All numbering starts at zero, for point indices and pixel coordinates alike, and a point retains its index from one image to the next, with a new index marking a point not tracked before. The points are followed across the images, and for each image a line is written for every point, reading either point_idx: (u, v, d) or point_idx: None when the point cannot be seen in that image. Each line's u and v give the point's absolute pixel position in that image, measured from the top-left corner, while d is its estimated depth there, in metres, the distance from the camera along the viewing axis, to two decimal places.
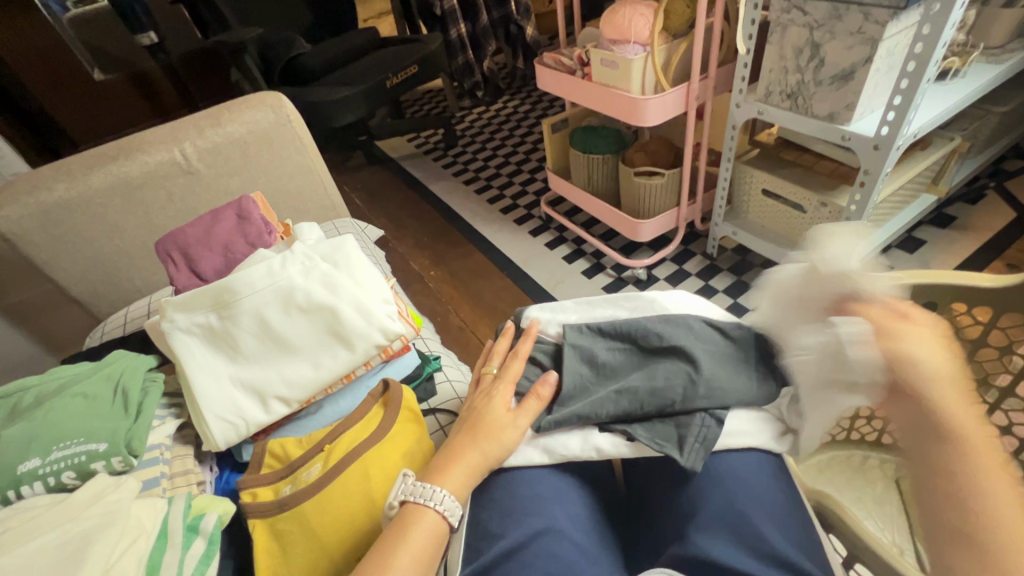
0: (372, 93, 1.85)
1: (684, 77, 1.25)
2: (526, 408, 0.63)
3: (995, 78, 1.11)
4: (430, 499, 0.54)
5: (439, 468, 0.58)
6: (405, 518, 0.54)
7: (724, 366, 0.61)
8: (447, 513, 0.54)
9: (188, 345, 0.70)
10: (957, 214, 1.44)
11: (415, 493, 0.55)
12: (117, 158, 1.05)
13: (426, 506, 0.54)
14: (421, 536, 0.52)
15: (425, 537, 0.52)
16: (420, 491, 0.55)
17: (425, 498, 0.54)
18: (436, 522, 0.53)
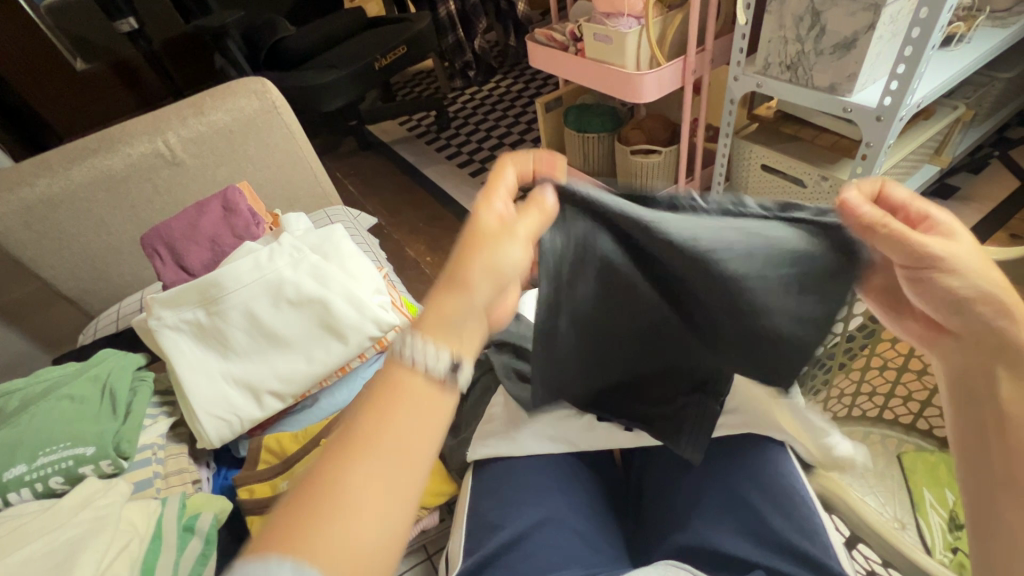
0: (360, 76, 1.81)
1: (680, 51, 1.21)
2: (528, 214, 0.45)
3: (1002, 43, 1.07)
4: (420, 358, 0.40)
5: (428, 316, 0.42)
6: (384, 380, 0.40)
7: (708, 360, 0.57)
8: (436, 370, 0.40)
9: (177, 343, 0.69)
10: (959, 185, 1.42)
11: (398, 347, 0.40)
12: (100, 150, 1.03)
13: (420, 369, 0.40)
14: (408, 407, 0.39)
15: (417, 412, 0.39)
16: (405, 343, 0.40)
17: (416, 357, 0.40)
18: (427, 387, 0.40)
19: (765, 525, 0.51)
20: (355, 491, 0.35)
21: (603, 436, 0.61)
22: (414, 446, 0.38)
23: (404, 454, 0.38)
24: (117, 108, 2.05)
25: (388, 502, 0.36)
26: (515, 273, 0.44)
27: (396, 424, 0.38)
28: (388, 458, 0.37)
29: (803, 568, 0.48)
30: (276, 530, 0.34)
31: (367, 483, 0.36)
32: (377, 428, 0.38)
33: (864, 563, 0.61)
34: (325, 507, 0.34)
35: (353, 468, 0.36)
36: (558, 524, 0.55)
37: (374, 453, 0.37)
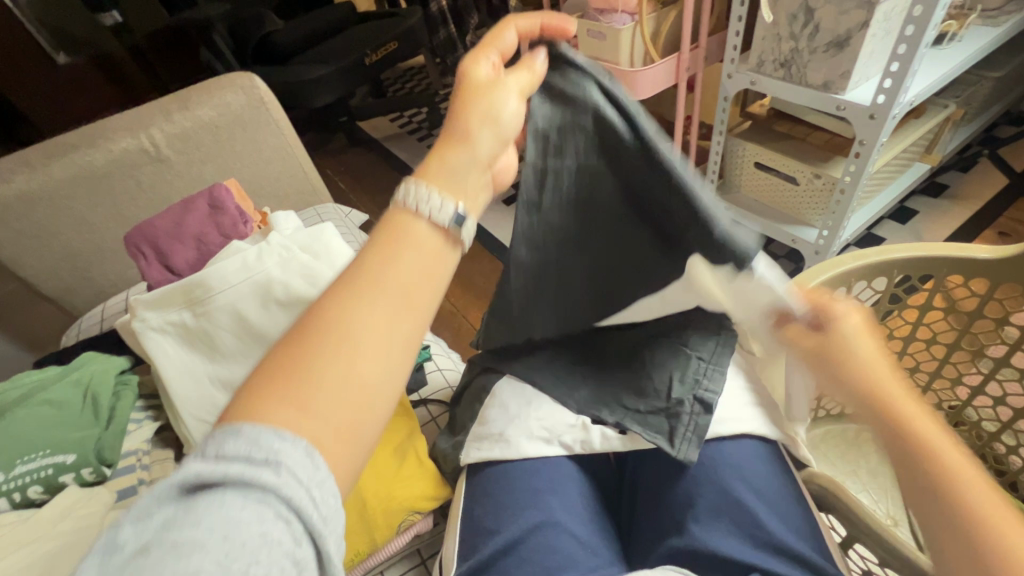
0: (350, 72, 1.78)
1: (673, 47, 1.20)
2: (519, 71, 0.47)
3: (992, 42, 1.08)
4: (424, 204, 0.38)
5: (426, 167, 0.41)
6: (389, 224, 0.39)
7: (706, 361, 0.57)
8: (443, 218, 0.38)
9: (161, 345, 0.68)
10: (949, 183, 1.43)
11: (404, 198, 0.38)
12: (81, 146, 1.00)
13: (424, 216, 0.38)
14: (411, 256, 0.37)
15: (417, 262, 0.37)
16: (411, 194, 0.39)
17: (420, 206, 0.38)
18: (427, 234, 0.38)
19: (761, 527, 0.51)
20: (353, 339, 0.33)
21: (598, 437, 0.60)
22: (417, 296, 0.36)
23: (406, 310, 0.35)
24: (101, 103, 2.01)
25: (387, 351, 0.34)
26: (509, 127, 0.46)
27: (400, 271, 0.36)
28: (388, 307, 0.35)
29: (796, 568, 0.48)
30: (267, 375, 0.32)
31: (366, 331, 0.34)
32: (378, 274, 0.35)
33: (860, 563, 0.60)
34: (319, 353, 0.33)
35: (348, 317, 0.34)
36: (552, 528, 0.54)
37: (375, 299, 0.35)
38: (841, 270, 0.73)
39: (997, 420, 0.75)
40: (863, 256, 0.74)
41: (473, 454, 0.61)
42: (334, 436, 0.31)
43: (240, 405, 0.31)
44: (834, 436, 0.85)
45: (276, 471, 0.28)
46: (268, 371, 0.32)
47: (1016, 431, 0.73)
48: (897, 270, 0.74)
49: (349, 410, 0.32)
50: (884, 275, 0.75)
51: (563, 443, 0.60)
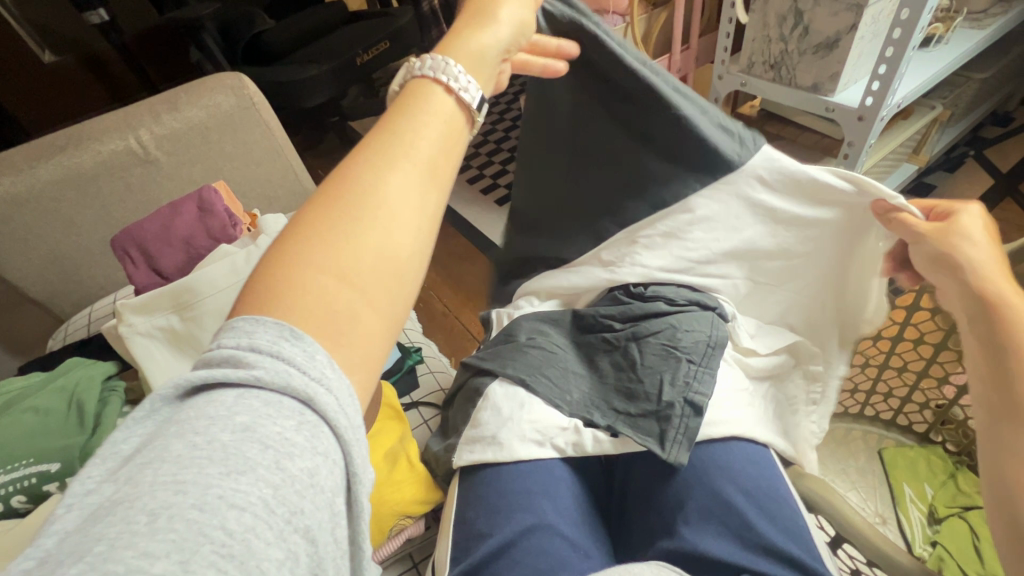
0: (341, 72, 1.77)
1: (665, 49, 1.21)
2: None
3: (978, 44, 1.09)
4: (444, 73, 0.38)
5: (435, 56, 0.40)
6: (409, 99, 0.37)
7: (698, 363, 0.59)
8: (466, 97, 0.38)
9: (149, 350, 0.67)
10: (936, 183, 1.44)
11: (423, 68, 0.38)
12: (67, 148, 0.98)
13: (442, 92, 0.38)
14: (433, 131, 0.36)
15: (439, 127, 0.37)
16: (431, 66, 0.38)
17: (441, 74, 0.38)
18: (446, 103, 0.38)
19: (750, 528, 0.51)
20: (388, 209, 0.32)
21: (590, 441, 0.59)
22: (441, 173, 0.36)
23: (428, 185, 0.35)
24: (88, 103, 1.98)
25: (416, 226, 0.33)
26: (521, 35, 0.45)
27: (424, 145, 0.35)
28: (417, 181, 0.34)
29: (784, 568, 0.49)
30: (296, 247, 0.30)
31: (397, 202, 0.33)
32: (405, 146, 0.34)
33: (849, 562, 0.61)
34: (350, 225, 0.31)
35: (379, 189, 0.32)
36: (545, 531, 0.54)
37: (403, 170, 0.34)
38: None
39: None
40: None
41: (468, 457, 0.61)
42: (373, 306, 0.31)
43: (265, 285, 0.29)
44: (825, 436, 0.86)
45: (324, 386, 0.26)
46: (294, 241, 0.31)
47: None
48: None
49: (382, 276, 0.31)
50: None
51: (555, 446, 0.60)
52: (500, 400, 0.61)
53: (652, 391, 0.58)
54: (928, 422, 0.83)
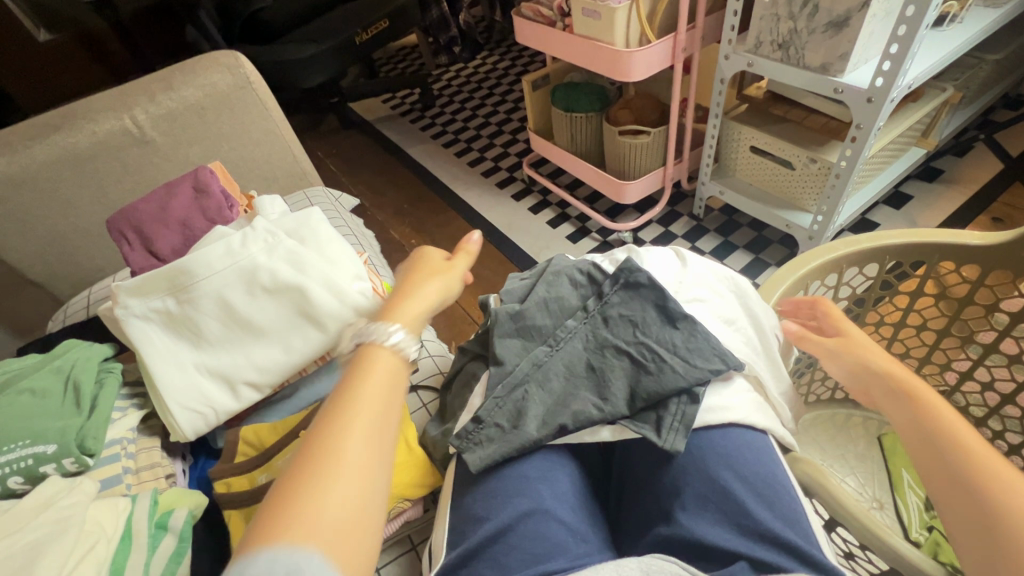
0: (340, 51, 1.74)
1: (670, 28, 1.18)
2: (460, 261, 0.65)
3: (993, 23, 1.06)
4: (383, 338, 0.49)
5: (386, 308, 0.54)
6: (363, 356, 0.49)
7: (704, 342, 0.59)
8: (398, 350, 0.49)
9: (145, 332, 0.66)
10: (944, 168, 1.42)
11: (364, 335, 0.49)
12: (61, 128, 0.97)
13: (381, 347, 0.49)
14: (380, 378, 0.47)
15: (380, 376, 0.47)
16: (366, 332, 0.50)
17: (377, 338, 0.49)
18: (388, 359, 0.49)
19: (747, 515, 0.51)
20: (348, 460, 0.41)
21: (587, 432, 0.59)
22: (390, 420, 0.45)
23: (381, 431, 0.44)
24: (84, 83, 1.95)
25: (375, 466, 0.42)
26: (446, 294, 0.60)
27: (377, 397, 0.45)
28: (366, 430, 0.43)
29: (783, 555, 0.48)
30: (264, 520, 0.38)
31: (351, 458, 0.41)
32: (355, 403, 0.44)
33: (843, 545, 0.62)
34: (316, 483, 0.39)
35: (334, 450, 0.41)
36: (541, 517, 0.54)
37: (357, 422, 0.43)
38: (834, 255, 0.73)
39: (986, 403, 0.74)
40: (855, 242, 0.73)
41: (472, 458, 0.58)
42: (341, 558, 0.37)
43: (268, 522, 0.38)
44: (825, 421, 0.85)
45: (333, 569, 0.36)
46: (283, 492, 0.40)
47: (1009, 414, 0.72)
48: (889, 255, 0.74)
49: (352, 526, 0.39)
50: (877, 261, 0.75)
51: (554, 439, 0.59)
52: (498, 404, 0.60)
53: (659, 385, 0.57)
54: None
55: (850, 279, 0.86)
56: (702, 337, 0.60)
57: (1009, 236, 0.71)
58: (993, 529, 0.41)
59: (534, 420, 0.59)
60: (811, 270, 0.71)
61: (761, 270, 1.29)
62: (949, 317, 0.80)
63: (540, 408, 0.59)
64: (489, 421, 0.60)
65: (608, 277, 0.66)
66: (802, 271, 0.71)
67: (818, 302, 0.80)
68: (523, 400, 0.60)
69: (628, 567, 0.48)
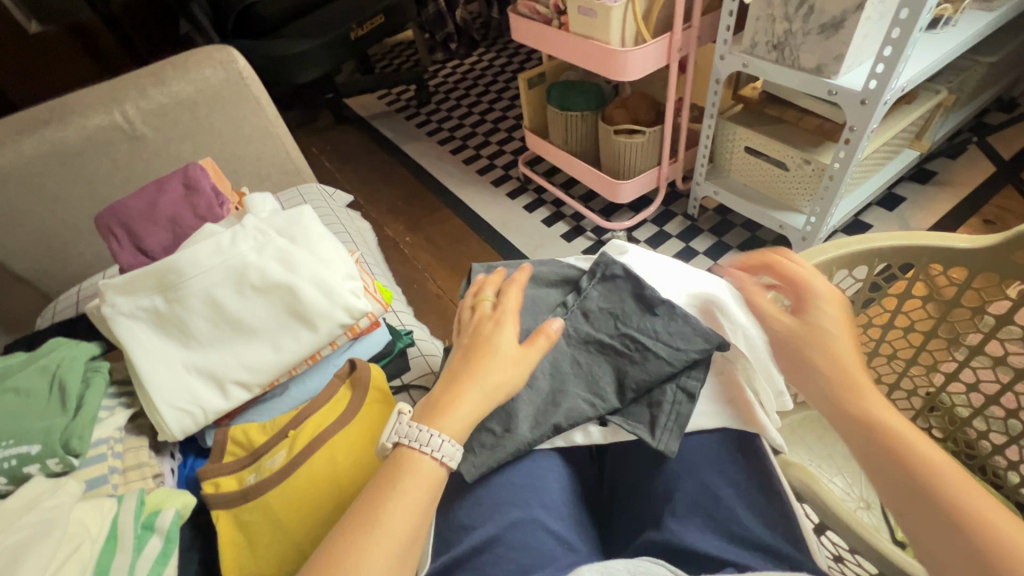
0: (335, 47, 1.73)
1: (666, 26, 1.17)
2: (534, 341, 0.57)
3: (987, 26, 1.06)
4: (427, 444, 0.48)
5: (442, 406, 0.50)
6: (398, 464, 0.48)
7: (685, 324, 0.59)
8: (443, 457, 0.48)
9: (133, 331, 0.66)
10: (937, 170, 1.43)
11: (410, 438, 0.48)
12: (49, 122, 0.96)
13: (423, 452, 0.48)
14: (414, 488, 0.46)
15: (418, 484, 0.47)
16: (415, 436, 0.48)
17: (421, 445, 0.48)
18: (432, 468, 0.48)
19: (737, 522, 0.51)
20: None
21: (579, 432, 0.60)
22: (415, 543, 0.44)
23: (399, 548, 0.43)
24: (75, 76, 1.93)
25: None
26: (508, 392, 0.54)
27: (410, 515, 0.45)
28: (384, 548, 0.42)
29: (770, 562, 0.49)
30: None
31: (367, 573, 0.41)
32: (383, 525, 0.43)
33: (832, 549, 0.62)
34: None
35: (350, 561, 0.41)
36: (531, 525, 0.54)
37: (378, 541, 0.43)
38: (822, 258, 0.73)
39: (970, 406, 0.80)
40: (844, 245, 0.73)
41: (465, 467, 0.58)
42: None
43: None
44: (813, 422, 0.83)
45: None
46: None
47: (986, 416, 0.78)
48: (878, 258, 0.74)
49: None
50: (866, 264, 0.75)
51: (548, 439, 0.59)
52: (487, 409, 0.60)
53: (645, 376, 0.58)
54: (916, 409, 0.86)
55: (841, 281, 0.86)
56: (683, 319, 0.60)
57: (995, 239, 0.71)
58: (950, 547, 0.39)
59: (525, 422, 0.59)
60: None
61: None
62: (936, 319, 0.80)
63: (530, 409, 0.59)
64: (481, 427, 0.59)
65: (585, 274, 0.68)
66: None
67: None
68: (512, 401, 0.60)
69: (616, 567, 0.48)
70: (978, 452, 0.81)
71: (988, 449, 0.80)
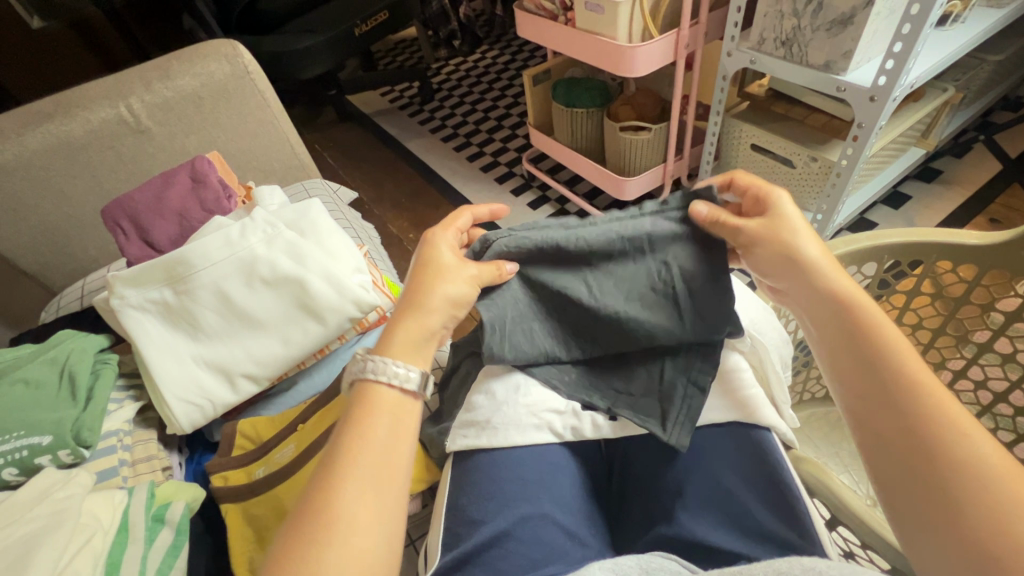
0: (339, 43, 1.72)
1: (673, 23, 1.17)
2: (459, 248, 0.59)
3: (996, 24, 1.06)
4: (386, 373, 0.48)
5: (393, 331, 0.52)
6: (361, 399, 0.48)
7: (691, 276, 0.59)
8: (407, 384, 0.49)
9: (141, 323, 0.65)
10: (943, 168, 1.42)
11: (368, 372, 0.48)
12: (54, 116, 0.95)
13: (384, 382, 0.48)
14: (384, 419, 0.47)
15: (388, 414, 0.47)
16: (375, 367, 0.49)
17: (380, 376, 0.48)
18: (397, 395, 0.48)
19: (748, 517, 0.51)
20: (341, 512, 0.40)
21: (589, 427, 0.60)
22: (394, 463, 0.44)
23: (382, 484, 0.43)
24: (77, 71, 1.92)
25: (381, 518, 0.42)
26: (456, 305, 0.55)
27: (379, 446, 0.45)
28: (367, 481, 0.42)
29: (780, 552, 0.48)
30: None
31: (354, 511, 0.41)
32: (352, 453, 0.43)
33: (844, 545, 0.60)
34: (322, 531, 0.39)
35: (333, 505, 0.41)
36: (542, 520, 0.53)
37: (358, 480, 0.42)
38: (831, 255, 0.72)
39: (978, 403, 0.80)
40: (853, 241, 0.73)
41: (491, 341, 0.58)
42: None
43: None
44: (818, 420, 0.84)
45: None
46: (290, 553, 0.39)
47: (995, 414, 0.78)
48: (887, 255, 0.74)
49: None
50: (875, 260, 0.75)
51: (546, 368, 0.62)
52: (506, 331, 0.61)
53: (647, 379, 0.59)
54: None
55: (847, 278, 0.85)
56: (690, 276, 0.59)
57: (1005, 236, 0.70)
58: (952, 519, 0.38)
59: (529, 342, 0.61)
60: None
61: None
62: (945, 316, 0.79)
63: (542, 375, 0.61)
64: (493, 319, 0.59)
65: None
66: None
67: None
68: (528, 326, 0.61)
69: (627, 564, 0.47)
70: None
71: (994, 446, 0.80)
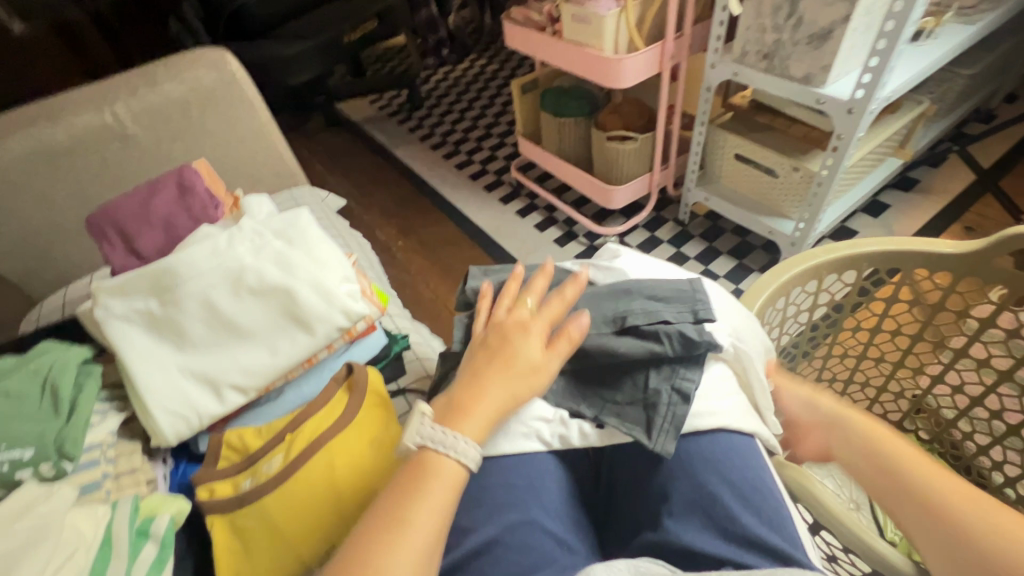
0: (326, 50, 1.73)
1: (658, 35, 1.19)
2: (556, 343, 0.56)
3: (966, 40, 1.09)
4: (454, 447, 0.47)
5: (463, 407, 0.50)
6: (422, 465, 0.47)
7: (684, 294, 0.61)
8: (465, 459, 0.47)
9: (126, 334, 0.65)
10: (920, 177, 1.46)
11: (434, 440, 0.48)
12: (37, 122, 0.94)
13: (446, 453, 0.47)
14: (439, 487, 0.46)
15: (446, 486, 0.46)
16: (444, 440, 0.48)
17: (444, 448, 0.47)
18: (456, 469, 0.47)
19: (733, 521, 0.52)
20: None
21: (576, 435, 0.60)
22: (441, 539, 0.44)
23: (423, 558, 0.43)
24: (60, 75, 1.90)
25: None
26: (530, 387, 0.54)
27: (427, 520, 0.44)
28: (412, 555, 0.42)
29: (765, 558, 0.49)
30: None
31: None
32: (404, 531, 0.43)
33: (827, 548, 0.62)
34: None
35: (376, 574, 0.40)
36: (530, 528, 0.54)
37: (405, 553, 0.42)
38: (812, 263, 0.74)
39: (955, 408, 0.82)
40: (834, 249, 0.75)
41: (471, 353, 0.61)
42: None
43: None
44: None
45: None
46: None
47: (972, 418, 0.80)
48: (867, 263, 0.76)
49: None
50: (855, 268, 0.76)
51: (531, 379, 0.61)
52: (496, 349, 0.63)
53: (632, 388, 0.59)
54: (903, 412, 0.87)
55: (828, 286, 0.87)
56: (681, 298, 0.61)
57: (978, 244, 0.73)
58: None
59: None
60: (790, 277, 0.73)
61: (743, 276, 1.32)
62: (922, 322, 0.81)
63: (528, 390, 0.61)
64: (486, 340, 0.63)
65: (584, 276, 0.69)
66: (783, 278, 0.72)
67: (798, 308, 0.80)
68: None
69: (618, 567, 0.48)
70: (963, 453, 0.83)
71: (971, 449, 0.82)
